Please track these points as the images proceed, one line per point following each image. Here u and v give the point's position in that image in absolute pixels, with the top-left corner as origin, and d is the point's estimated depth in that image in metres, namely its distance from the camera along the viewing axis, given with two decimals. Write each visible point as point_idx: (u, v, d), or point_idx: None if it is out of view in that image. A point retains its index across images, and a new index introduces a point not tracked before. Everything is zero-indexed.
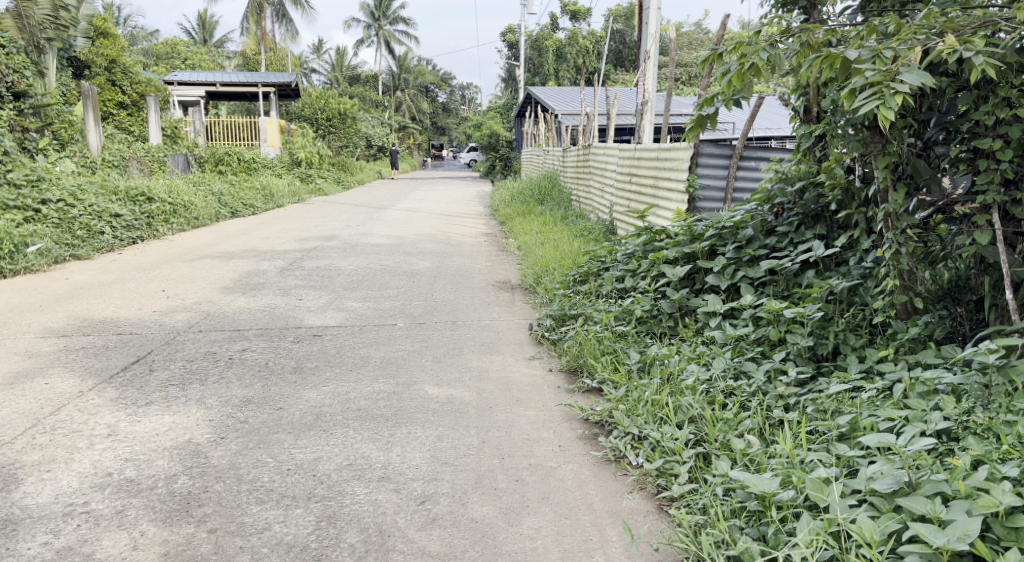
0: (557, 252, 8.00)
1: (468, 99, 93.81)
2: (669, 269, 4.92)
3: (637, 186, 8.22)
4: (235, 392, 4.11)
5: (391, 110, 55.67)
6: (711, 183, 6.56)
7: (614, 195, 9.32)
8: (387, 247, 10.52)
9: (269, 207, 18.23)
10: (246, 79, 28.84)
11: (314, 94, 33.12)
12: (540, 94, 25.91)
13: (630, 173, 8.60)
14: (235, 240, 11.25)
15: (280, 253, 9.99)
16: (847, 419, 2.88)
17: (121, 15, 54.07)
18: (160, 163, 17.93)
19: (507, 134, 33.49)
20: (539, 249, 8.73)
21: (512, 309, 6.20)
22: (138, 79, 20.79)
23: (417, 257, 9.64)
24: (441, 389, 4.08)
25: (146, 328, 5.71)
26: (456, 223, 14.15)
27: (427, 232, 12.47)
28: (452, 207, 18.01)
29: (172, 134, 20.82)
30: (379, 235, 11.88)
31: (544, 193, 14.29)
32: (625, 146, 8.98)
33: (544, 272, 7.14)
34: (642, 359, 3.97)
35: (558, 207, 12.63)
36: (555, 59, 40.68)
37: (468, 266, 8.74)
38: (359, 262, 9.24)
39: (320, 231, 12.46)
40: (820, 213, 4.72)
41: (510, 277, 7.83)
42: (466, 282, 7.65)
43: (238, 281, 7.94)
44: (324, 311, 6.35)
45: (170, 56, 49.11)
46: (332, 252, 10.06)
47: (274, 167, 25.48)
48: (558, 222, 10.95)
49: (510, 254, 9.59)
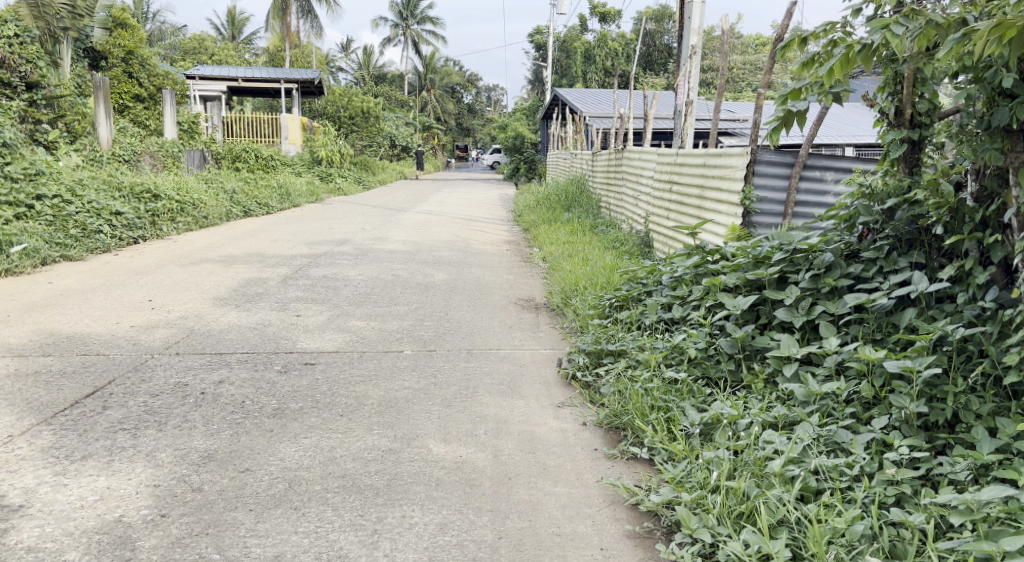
0: (588, 269, 7.18)
1: (494, 100, 93.17)
2: (728, 299, 4.08)
3: (679, 197, 7.38)
4: (195, 443, 3.34)
5: (416, 110, 55.10)
6: (769, 196, 5.72)
7: (651, 206, 8.48)
8: (401, 255, 9.77)
9: (284, 207, 17.59)
10: (269, 74, 28.33)
11: (338, 91, 32.50)
12: (568, 96, 25.14)
13: (671, 181, 7.77)
14: (241, 243, 10.58)
15: (286, 258, 9.29)
16: (1014, 546, 2.04)
17: (150, 10, 54.31)
18: (174, 158, 17.34)
19: (532, 137, 32.70)
20: (567, 263, 7.91)
21: (537, 336, 5.39)
22: (156, 71, 20.08)
23: (433, 267, 8.87)
24: (448, 448, 3.28)
25: (116, 348, 4.99)
26: (478, 228, 13.39)
27: (445, 238, 11.70)
28: (474, 211, 17.26)
29: (188, 129, 20.31)
30: (394, 241, 11.14)
31: (572, 199, 13.46)
32: (664, 152, 8.14)
33: (574, 291, 6.31)
34: (704, 420, 3.14)
35: (586, 215, 11.82)
36: (583, 61, 39.90)
37: (487, 280, 7.96)
38: (370, 271, 8.50)
39: (333, 234, 11.74)
40: (916, 237, 3.87)
41: (534, 294, 7.01)
42: (485, 299, 6.86)
43: (234, 290, 7.23)
44: (322, 331, 5.59)
45: (197, 51, 49.30)
46: (342, 259, 9.33)
47: (293, 165, 24.92)
48: (587, 232, 10.12)
49: (534, 267, 8.78)
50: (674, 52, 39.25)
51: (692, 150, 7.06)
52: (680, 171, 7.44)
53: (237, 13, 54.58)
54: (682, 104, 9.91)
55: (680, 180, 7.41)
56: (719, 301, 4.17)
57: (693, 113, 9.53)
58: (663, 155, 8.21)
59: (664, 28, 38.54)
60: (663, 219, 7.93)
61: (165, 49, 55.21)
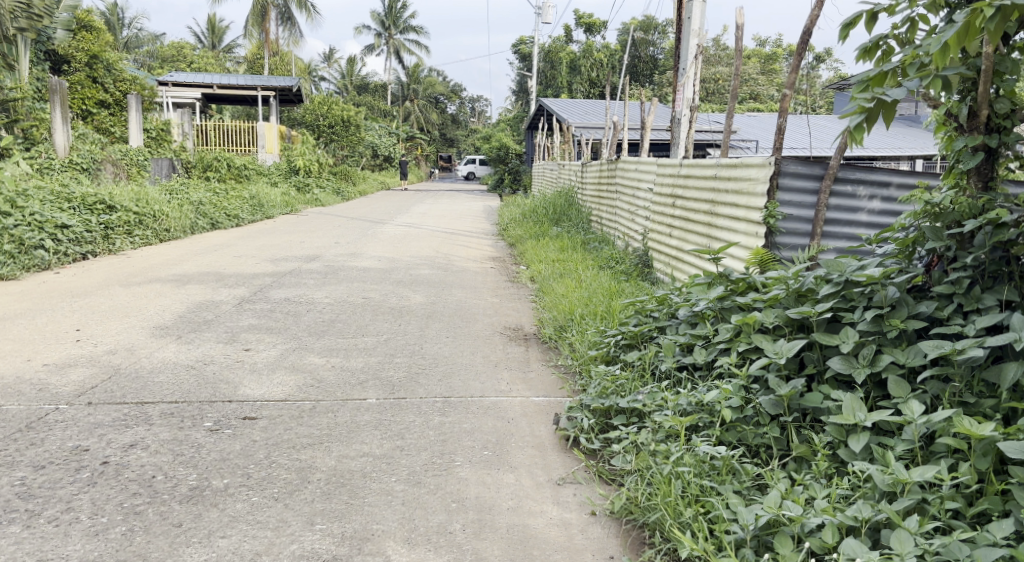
0: (585, 293, 6.38)
1: (477, 112, 92.77)
2: (766, 344, 3.29)
3: (686, 215, 6.60)
4: (69, 550, 2.47)
5: (399, 119, 54.37)
6: (795, 213, 4.95)
7: (651, 222, 7.70)
8: (375, 274, 8.91)
9: (256, 219, 16.70)
10: (245, 82, 27.45)
11: (318, 99, 31.51)
12: (554, 106, 24.52)
13: (674, 195, 6.99)
14: (201, 260, 9.68)
15: (247, 279, 8.41)
16: None
17: (127, 17, 53.22)
18: (139, 168, 16.39)
19: (517, 147, 31.98)
20: (558, 285, 7.11)
21: (528, 377, 4.57)
22: (124, 77, 18.75)
23: (409, 287, 8.02)
24: (413, 555, 2.45)
25: (15, 396, 4.11)
26: (460, 243, 12.58)
27: (425, 254, 10.88)
28: (456, 224, 16.47)
29: (156, 137, 19.33)
30: (368, 258, 10.28)
31: (561, 213, 12.70)
32: (665, 164, 7.37)
33: (570, 321, 5.51)
34: (760, 522, 2.35)
35: (576, 230, 11.06)
36: (568, 72, 39.45)
37: (469, 304, 7.13)
38: (338, 293, 7.65)
39: (303, 251, 10.86)
40: (1004, 270, 3.10)
41: (523, 322, 6.18)
42: (468, 328, 6.02)
43: (180, 317, 6.35)
44: (273, 371, 4.72)
45: (176, 60, 48.37)
46: (310, 280, 8.45)
47: (270, 175, 24.03)
48: (578, 249, 9.34)
49: (521, 288, 7.97)
50: (659, 63, 38.97)
51: (701, 161, 6.29)
52: (686, 186, 6.66)
53: (218, 21, 53.54)
54: (680, 112, 9.17)
55: (686, 196, 6.63)
56: (754, 345, 3.37)
57: (695, 120, 8.77)
58: (663, 167, 7.44)
59: (650, 38, 38.26)
60: (666, 239, 7.14)
61: (141, 56, 54.00)
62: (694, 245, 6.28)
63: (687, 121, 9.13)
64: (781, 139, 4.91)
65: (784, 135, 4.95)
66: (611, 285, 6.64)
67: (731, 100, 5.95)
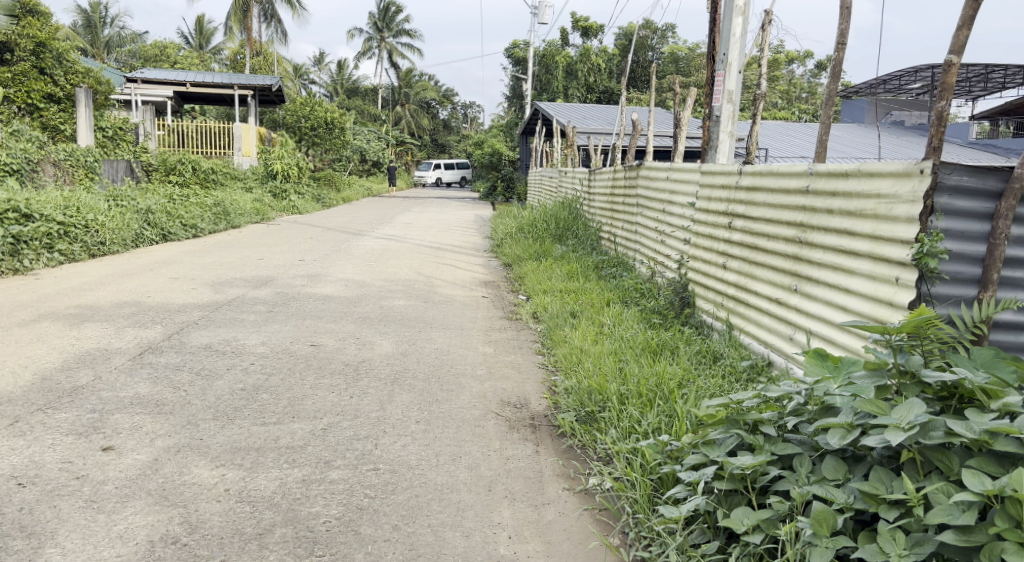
0: (615, 353, 4.65)
1: (470, 118, 91.30)
2: None
3: (752, 242, 4.82)
4: None
5: (389, 124, 52.70)
6: (958, 251, 3.16)
7: (692, 246, 5.94)
8: (337, 307, 7.09)
9: (217, 229, 14.80)
10: (222, 80, 25.56)
11: (299, 100, 28.92)
12: (550, 110, 22.90)
13: (732, 214, 5.20)
14: (122, 286, 7.78)
15: (169, 315, 6.54)
16: None
17: (107, 15, 50.95)
18: (87, 171, 14.46)
19: (510, 154, 30.33)
20: (573, 333, 5.37)
21: (542, 520, 2.77)
22: (74, 69, 17.11)
23: (376, 328, 6.20)
24: None
25: None
26: (446, 261, 10.81)
27: (403, 277, 9.08)
28: (443, 236, 14.71)
29: (113, 135, 17.36)
30: (333, 286, 8.46)
31: (565, 229, 10.95)
32: (713, 171, 5.62)
33: (602, 400, 3.74)
34: None
35: (584, 251, 9.37)
36: (564, 76, 37.80)
37: (452, 354, 5.34)
38: (281, 337, 5.82)
39: (257, 275, 9.02)
40: None
41: (527, 393, 4.39)
42: (452, 403, 4.20)
43: (43, 378, 4.48)
44: (125, 502, 2.86)
45: (158, 60, 46.53)
46: (252, 316, 6.62)
47: (244, 180, 22.20)
48: (592, 278, 7.63)
49: (522, 330, 6.19)
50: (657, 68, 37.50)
51: (777, 167, 4.52)
52: (752, 200, 4.87)
53: (203, 20, 51.63)
54: (717, 106, 7.47)
55: (753, 212, 4.86)
56: None
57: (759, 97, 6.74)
58: (711, 176, 5.68)
59: (650, 43, 36.79)
60: (718, 273, 5.38)
61: (122, 54, 51.89)
62: (769, 286, 4.51)
63: (727, 116, 7.39)
64: (939, 133, 3.15)
65: (943, 126, 3.17)
66: (654, 340, 4.86)
67: (830, 85, 4.21)
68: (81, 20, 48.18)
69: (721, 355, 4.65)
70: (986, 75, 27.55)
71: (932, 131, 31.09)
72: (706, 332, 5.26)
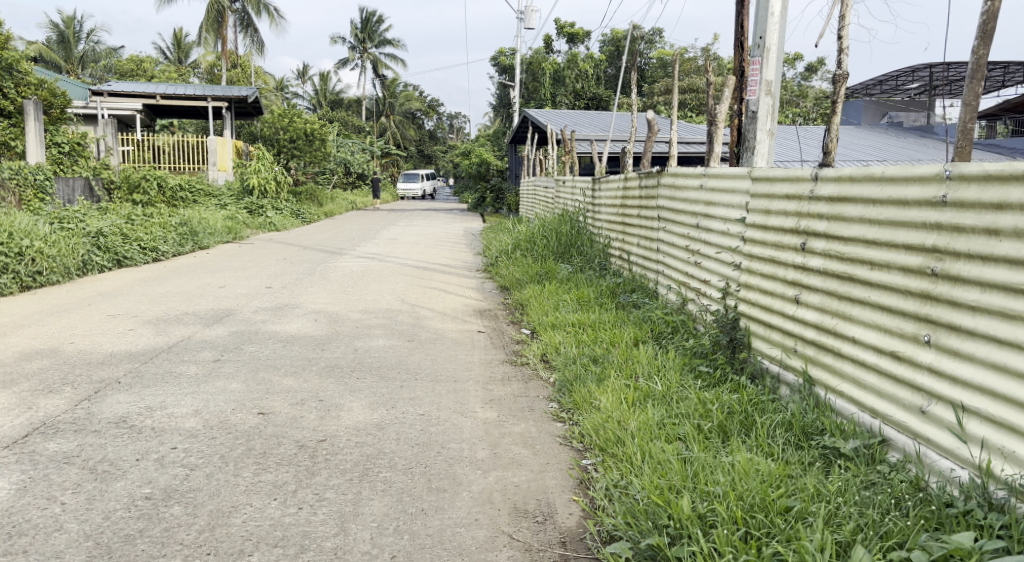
0: (667, 431, 3.44)
1: (456, 128, 90.09)
2: None
3: (844, 270, 3.59)
4: None
5: (372, 136, 51.47)
6: None
7: (744, 270, 4.70)
8: (301, 351, 5.82)
9: (181, 251, 13.47)
10: (194, 91, 24.22)
11: (277, 111, 27.46)
12: (541, 118, 21.72)
13: (806, 234, 3.98)
14: (42, 329, 6.46)
15: (87, 370, 5.24)
16: None
17: (83, 28, 49.42)
18: (37, 190, 13.11)
19: (498, 163, 29.20)
20: (601, 394, 4.13)
21: None
22: (26, 80, 15.81)
23: (346, 382, 4.93)
24: None
25: None
26: (434, 284, 9.56)
27: (383, 308, 7.82)
28: (431, 254, 13.44)
29: (71, 151, 15.94)
30: (301, 321, 7.17)
31: (569, 245, 9.72)
32: (773, 176, 4.40)
33: (673, 525, 2.52)
34: None
35: (592, 272, 8.18)
36: (551, 83, 36.60)
37: (442, 423, 4.08)
38: (222, 401, 4.53)
39: (213, 309, 7.72)
40: None
41: (550, 492, 3.13)
42: (444, 517, 2.92)
43: None
44: None
45: (135, 74, 45.07)
46: (193, 370, 5.30)
47: (218, 196, 20.84)
48: (608, 308, 6.41)
49: (529, 381, 4.95)
50: (647, 73, 36.49)
51: (886, 169, 3.29)
52: (842, 212, 3.64)
53: (180, 33, 50.19)
54: (753, 100, 6.26)
55: (843, 228, 3.63)
56: None
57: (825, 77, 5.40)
58: (771, 181, 4.45)
59: (639, 46, 35.75)
60: (787, 307, 4.15)
61: (98, 69, 50.34)
62: (877, 334, 3.28)
63: (764, 112, 6.19)
64: None
65: None
66: (715, 412, 3.63)
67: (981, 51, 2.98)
68: (54, 35, 46.60)
69: (811, 429, 3.43)
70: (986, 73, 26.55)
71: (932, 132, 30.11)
72: (778, 389, 4.04)
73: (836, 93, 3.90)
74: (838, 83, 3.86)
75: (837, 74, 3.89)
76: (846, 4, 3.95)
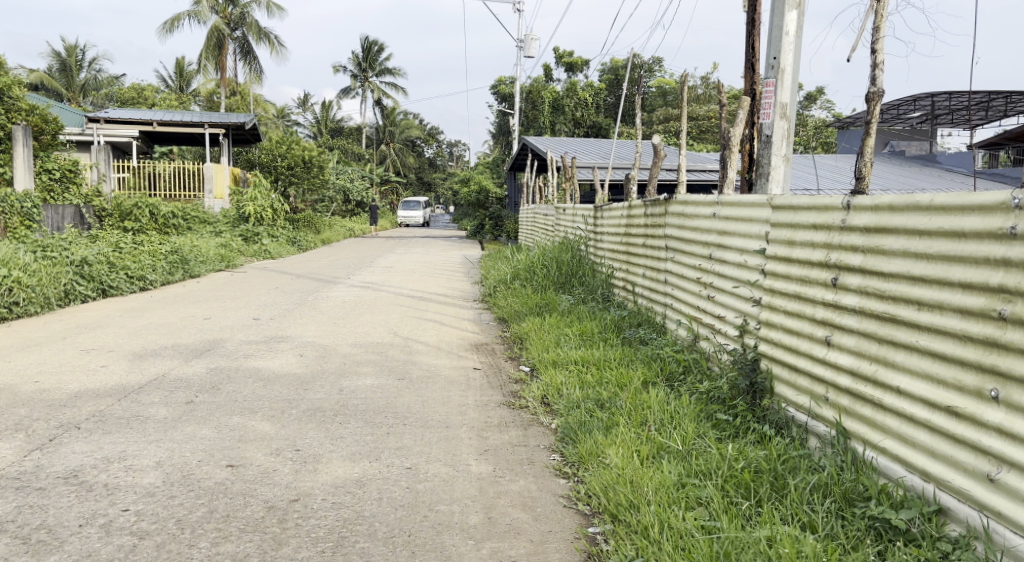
0: (689, 493, 3.12)
1: (456, 155, 90.63)
2: None
3: (884, 310, 3.20)
4: None
5: (372, 163, 51.47)
6: None
7: (765, 307, 4.30)
8: (283, 392, 5.39)
9: (171, 280, 13.07)
10: (191, 118, 24.01)
11: (275, 138, 27.25)
12: (540, 146, 21.48)
13: (837, 269, 3.59)
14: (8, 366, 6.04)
15: (48, 412, 4.81)
16: None
17: (85, 57, 49.56)
18: (23, 218, 12.75)
19: (498, 191, 28.98)
20: (610, 447, 3.72)
21: None
22: (18, 107, 15.54)
23: (327, 429, 4.48)
24: None
25: None
26: (429, 316, 9.15)
27: (374, 342, 7.39)
28: (427, 283, 13.05)
29: (62, 178, 15.62)
30: (286, 355, 6.74)
31: (569, 275, 9.34)
32: (796, 204, 4.02)
33: None
34: None
35: (595, 304, 7.78)
36: (550, 112, 36.62)
37: (431, 480, 3.62)
38: (187, 450, 4.09)
39: (194, 343, 7.30)
40: None
41: None
42: None
43: None
44: None
45: (136, 102, 45.09)
46: (163, 412, 4.86)
47: (214, 223, 20.50)
48: (613, 344, 5.99)
49: (529, 427, 4.52)
50: (646, 102, 36.45)
51: (935, 197, 2.92)
52: (881, 243, 3.26)
53: (182, 62, 50.35)
54: (767, 124, 5.90)
55: (881, 262, 3.24)
56: None
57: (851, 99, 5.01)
58: (794, 210, 4.07)
59: (638, 76, 35.75)
60: (816, 349, 3.75)
61: (99, 98, 50.37)
62: (930, 386, 2.88)
63: (780, 136, 5.83)
64: None
65: None
66: (741, 474, 3.24)
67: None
68: (56, 64, 46.64)
69: (853, 493, 3.01)
70: (987, 103, 26.28)
71: (934, 161, 29.96)
72: (810, 443, 3.62)
73: (870, 113, 3.53)
74: (872, 102, 3.48)
75: (870, 91, 3.52)
76: (880, 14, 3.59)
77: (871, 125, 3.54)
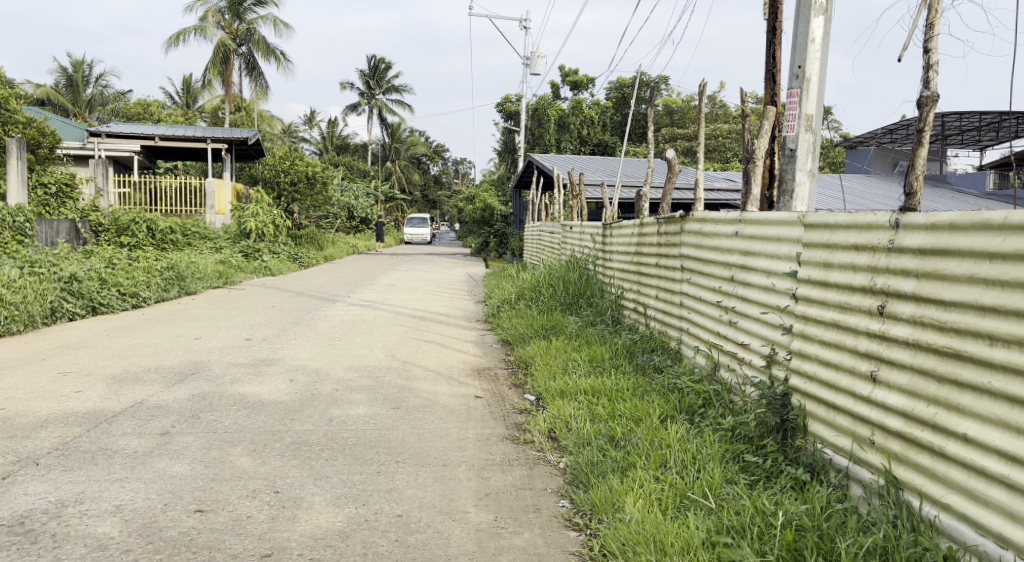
0: (719, 556, 2.73)
1: (461, 172, 90.67)
2: None
3: (945, 345, 2.79)
4: None
5: (378, 180, 51.30)
6: None
7: (797, 335, 3.88)
8: (267, 422, 4.97)
9: (165, 297, 12.69)
10: (193, 133, 23.76)
11: (278, 153, 26.99)
12: (546, 163, 21.15)
13: (886, 296, 3.17)
14: None
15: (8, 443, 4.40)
16: None
17: (92, 72, 49.60)
18: (15, 233, 12.41)
19: (503, 208, 28.65)
20: (628, 495, 3.31)
21: None
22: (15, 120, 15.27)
23: (311, 467, 4.05)
24: None
25: None
26: (429, 338, 8.72)
27: (369, 366, 6.97)
28: (429, 302, 12.65)
29: (58, 193, 15.32)
30: (275, 380, 6.32)
31: (578, 296, 8.94)
32: (833, 222, 3.62)
33: None
34: None
35: (605, 327, 7.36)
36: (556, 129, 36.40)
37: (423, 531, 3.19)
38: (152, 491, 3.66)
39: (179, 366, 6.89)
40: None
41: None
42: None
43: None
44: None
45: (142, 117, 45.04)
46: (134, 444, 4.44)
47: (214, 239, 20.16)
48: (626, 372, 5.57)
49: (534, 466, 4.08)
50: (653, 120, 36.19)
51: (1008, 215, 2.53)
52: (939, 267, 2.86)
53: (189, 78, 50.46)
54: (791, 137, 5.51)
55: (941, 289, 2.83)
56: None
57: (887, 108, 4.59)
58: (831, 229, 3.66)
59: (645, 94, 35.51)
60: (858, 386, 3.32)
61: (106, 113, 50.34)
62: (1006, 436, 2.46)
63: (805, 149, 5.44)
64: None
65: None
66: (778, 532, 2.82)
67: None
68: (63, 79, 46.61)
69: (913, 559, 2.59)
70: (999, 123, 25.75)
71: (944, 182, 29.59)
72: (855, 493, 3.18)
73: (923, 120, 3.14)
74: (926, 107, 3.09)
75: (924, 96, 3.13)
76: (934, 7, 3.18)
77: (924, 134, 3.14)
